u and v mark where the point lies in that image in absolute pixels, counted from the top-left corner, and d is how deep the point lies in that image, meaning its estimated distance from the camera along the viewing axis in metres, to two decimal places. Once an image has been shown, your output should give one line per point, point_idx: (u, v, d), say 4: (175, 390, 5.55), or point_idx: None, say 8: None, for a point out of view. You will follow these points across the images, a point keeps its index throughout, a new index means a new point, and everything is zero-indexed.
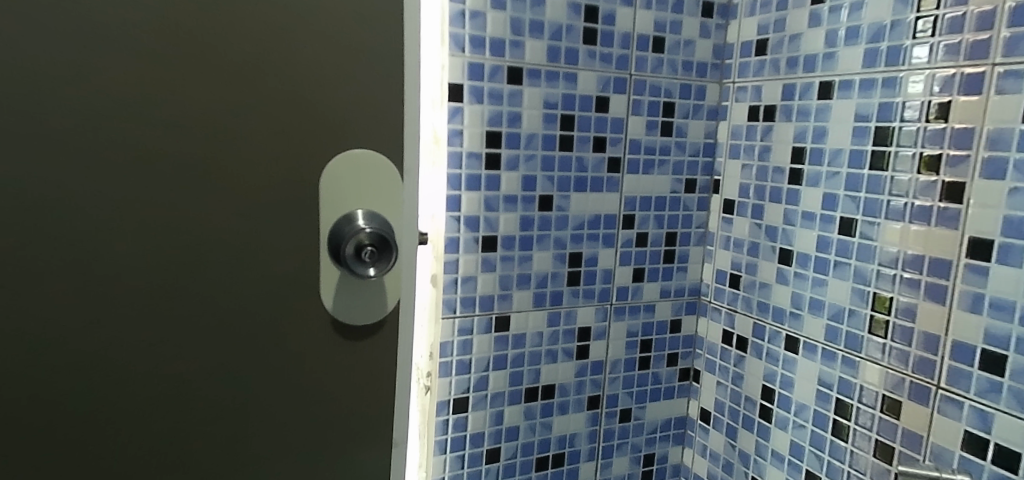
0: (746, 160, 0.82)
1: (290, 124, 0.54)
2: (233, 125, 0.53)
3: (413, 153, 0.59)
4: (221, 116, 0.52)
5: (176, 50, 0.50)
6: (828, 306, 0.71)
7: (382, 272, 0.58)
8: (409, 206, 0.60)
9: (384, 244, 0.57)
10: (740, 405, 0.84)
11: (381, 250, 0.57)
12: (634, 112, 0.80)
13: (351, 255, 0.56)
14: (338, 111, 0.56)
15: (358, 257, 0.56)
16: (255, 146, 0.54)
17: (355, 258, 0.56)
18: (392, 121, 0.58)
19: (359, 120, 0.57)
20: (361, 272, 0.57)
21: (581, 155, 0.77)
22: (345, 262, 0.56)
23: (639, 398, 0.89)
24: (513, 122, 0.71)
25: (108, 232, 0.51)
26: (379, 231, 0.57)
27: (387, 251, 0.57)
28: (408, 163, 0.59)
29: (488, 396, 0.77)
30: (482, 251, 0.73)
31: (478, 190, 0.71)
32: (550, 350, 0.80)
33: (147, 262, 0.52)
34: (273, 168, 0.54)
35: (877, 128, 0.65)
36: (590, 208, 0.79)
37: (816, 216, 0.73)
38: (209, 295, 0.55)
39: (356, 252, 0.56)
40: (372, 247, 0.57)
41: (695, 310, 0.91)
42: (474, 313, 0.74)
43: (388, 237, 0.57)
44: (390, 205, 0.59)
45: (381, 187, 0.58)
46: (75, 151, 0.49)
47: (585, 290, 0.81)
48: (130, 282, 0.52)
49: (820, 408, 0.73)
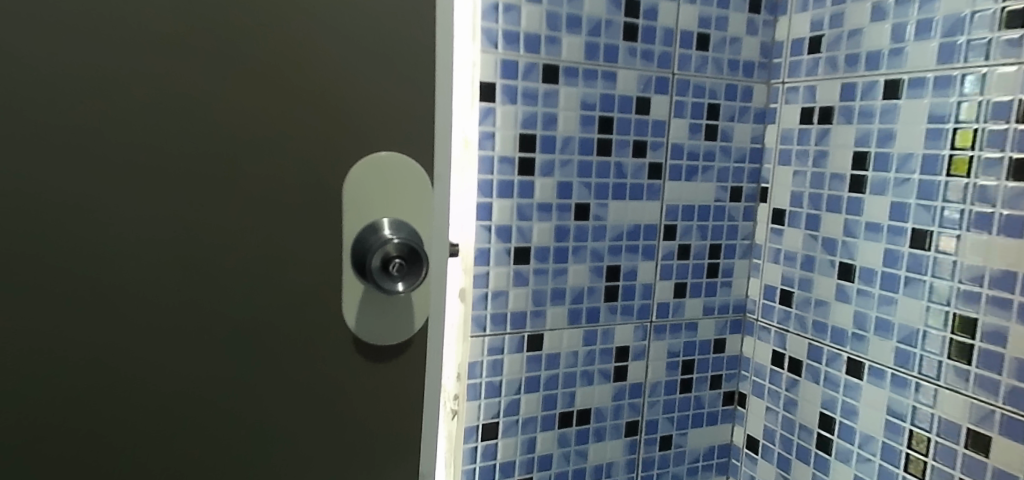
0: (798, 167, 0.76)
1: (312, 125, 0.49)
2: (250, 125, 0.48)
3: (444, 158, 0.54)
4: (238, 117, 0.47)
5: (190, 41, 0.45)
6: (897, 328, 0.65)
7: (410, 288, 0.52)
8: (439, 216, 0.55)
9: (415, 259, 0.51)
10: (793, 434, 0.78)
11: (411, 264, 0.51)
12: (676, 115, 0.74)
13: (379, 269, 0.50)
14: (364, 110, 0.51)
15: (386, 272, 0.50)
16: (275, 149, 0.49)
17: (384, 272, 0.50)
18: (423, 122, 0.53)
19: (387, 120, 0.51)
20: (390, 289, 0.51)
21: (619, 161, 0.71)
22: (372, 277, 0.50)
23: (680, 424, 0.83)
24: (548, 124, 0.66)
25: (118, 245, 0.46)
26: (411, 245, 0.51)
27: (415, 263, 0.51)
28: (439, 168, 0.54)
29: (519, 422, 0.71)
30: (514, 264, 0.67)
31: (510, 198, 0.65)
32: (586, 371, 0.74)
33: (160, 278, 0.47)
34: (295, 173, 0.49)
35: (955, 129, 0.59)
36: (630, 217, 0.73)
37: (883, 228, 0.66)
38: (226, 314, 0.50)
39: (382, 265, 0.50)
40: (404, 263, 0.51)
41: (740, 329, 0.84)
42: (505, 331, 0.68)
43: (420, 251, 0.51)
44: (418, 215, 0.54)
45: (409, 195, 0.53)
46: (83, 156, 0.44)
47: (623, 306, 0.75)
48: (142, 300, 0.47)
49: (890, 440, 0.66)
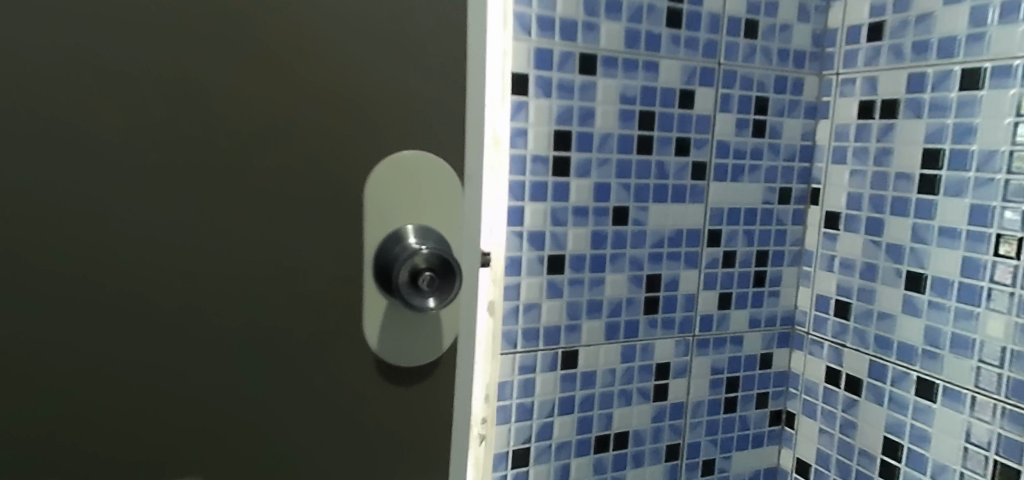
0: (856, 166, 0.69)
1: (313, 102, 0.43)
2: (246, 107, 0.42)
3: (474, 154, 0.48)
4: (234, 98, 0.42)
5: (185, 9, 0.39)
6: (977, 346, 0.60)
7: (444, 304, 0.44)
8: (469, 217, 0.48)
9: (448, 268, 0.44)
10: (851, 460, 0.72)
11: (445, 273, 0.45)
12: (722, 109, 0.67)
13: (409, 284, 0.43)
14: (377, 96, 0.45)
15: (416, 287, 0.43)
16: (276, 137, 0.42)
17: (414, 288, 0.43)
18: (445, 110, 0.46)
19: (404, 108, 0.45)
20: (424, 306, 0.44)
21: (661, 159, 0.65)
22: (401, 295, 0.43)
23: (724, 447, 0.77)
24: (584, 119, 0.60)
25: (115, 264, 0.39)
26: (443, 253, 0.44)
27: (448, 274, 0.44)
28: (468, 165, 0.48)
29: (552, 446, 0.65)
30: (547, 274, 0.61)
31: (544, 201, 0.59)
32: (624, 391, 0.68)
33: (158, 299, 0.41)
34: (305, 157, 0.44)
35: None
36: (672, 222, 0.66)
37: (960, 233, 0.60)
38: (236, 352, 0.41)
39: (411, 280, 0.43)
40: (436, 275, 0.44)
41: (787, 342, 0.78)
42: (537, 348, 0.62)
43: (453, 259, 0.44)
44: (445, 217, 0.47)
45: (433, 194, 0.47)
46: (79, 157, 0.38)
47: (664, 319, 0.68)
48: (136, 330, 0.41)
49: (970, 470, 0.61)
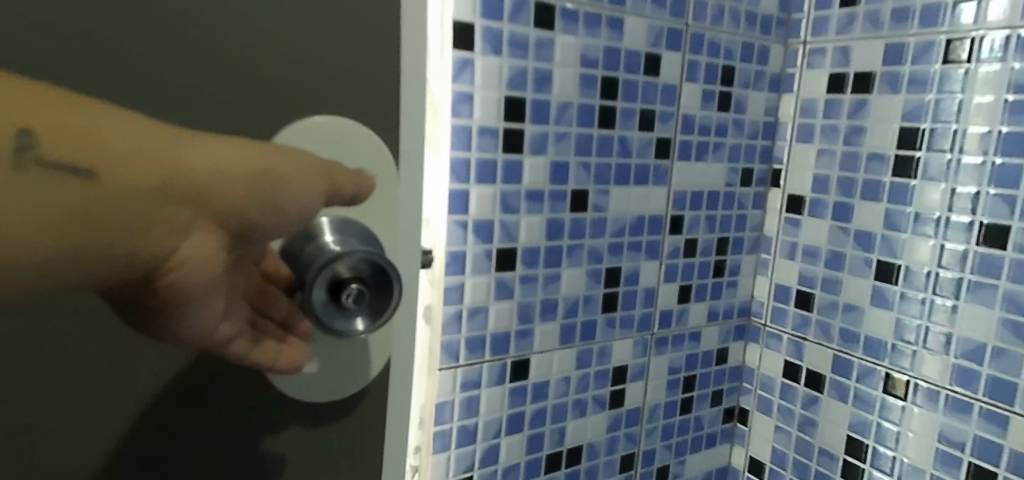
0: (823, 144, 0.64)
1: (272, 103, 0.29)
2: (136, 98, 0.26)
3: (413, 125, 0.32)
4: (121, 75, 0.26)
5: (285, 34, 0.28)
6: (957, 342, 0.55)
7: (374, 326, 0.30)
8: (406, 224, 0.33)
9: (387, 281, 0.30)
10: (812, 460, 0.67)
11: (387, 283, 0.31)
12: (689, 78, 0.59)
13: (323, 302, 0.29)
14: (298, 57, 0.29)
15: (337, 307, 0.29)
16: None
17: (335, 306, 0.29)
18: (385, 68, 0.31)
19: (360, 93, 0.31)
20: (351, 332, 0.30)
21: (624, 134, 0.56)
22: (313, 317, 0.29)
23: (678, 451, 0.70)
24: (540, 84, 0.49)
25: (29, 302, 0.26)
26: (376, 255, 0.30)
27: (381, 286, 0.30)
28: (404, 140, 0.32)
29: (498, 472, 0.56)
30: (495, 271, 0.50)
31: (492, 183, 0.49)
32: (578, 400, 0.59)
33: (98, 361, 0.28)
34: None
35: None
36: (633, 208, 0.58)
37: (939, 220, 0.55)
38: (256, 403, 0.31)
39: (323, 297, 0.29)
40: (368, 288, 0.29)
41: (742, 334, 0.72)
42: (482, 359, 0.52)
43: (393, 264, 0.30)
44: (380, 220, 0.32)
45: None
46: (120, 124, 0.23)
47: (623, 318, 0.61)
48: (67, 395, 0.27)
49: (943, 473, 0.56)
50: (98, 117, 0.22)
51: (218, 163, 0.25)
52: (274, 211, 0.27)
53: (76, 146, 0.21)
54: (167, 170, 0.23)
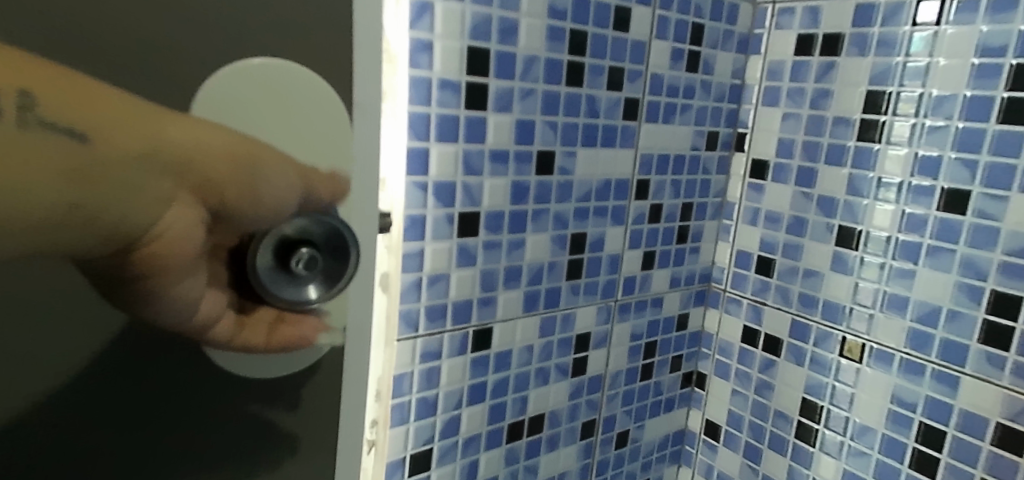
0: (789, 108, 0.63)
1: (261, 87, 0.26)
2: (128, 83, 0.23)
3: (368, 75, 0.29)
4: (117, 61, 0.23)
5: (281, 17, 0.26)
6: (912, 305, 0.54)
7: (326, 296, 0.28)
8: (360, 189, 0.30)
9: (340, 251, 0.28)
10: (767, 422, 0.67)
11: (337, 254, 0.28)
12: (658, 35, 0.57)
13: (270, 267, 0.27)
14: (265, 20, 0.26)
15: (286, 274, 0.27)
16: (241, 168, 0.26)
17: (283, 274, 0.27)
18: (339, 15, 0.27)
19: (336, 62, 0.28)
20: (303, 302, 0.28)
21: (592, 92, 0.53)
22: (258, 285, 0.27)
23: (638, 416, 0.70)
24: (505, 35, 0.46)
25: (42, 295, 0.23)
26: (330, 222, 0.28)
27: (334, 253, 0.28)
28: (358, 91, 0.29)
29: (459, 443, 0.54)
30: (457, 236, 0.48)
31: (454, 142, 0.45)
32: (541, 369, 0.58)
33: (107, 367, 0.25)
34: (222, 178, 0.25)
35: (1016, 66, 0.48)
36: (600, 171, 0.56)
37: (901, 186, 0.55)
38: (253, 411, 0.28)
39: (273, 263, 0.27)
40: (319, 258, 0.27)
41: (703, 300, 0.72)
42: (443, 329, 0.49)
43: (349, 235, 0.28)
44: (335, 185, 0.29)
45: (315, 147, 0.28)
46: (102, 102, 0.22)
47: (587, 284, 0.59)
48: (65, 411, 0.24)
49: (894, 433, 0.56)
50: (96, 95, 0.22)
51: (204, 143, 0.25)
52: (259, 206, 0.26)
53: (71, 108, 0.20)
54: (157, 144, 0.23)
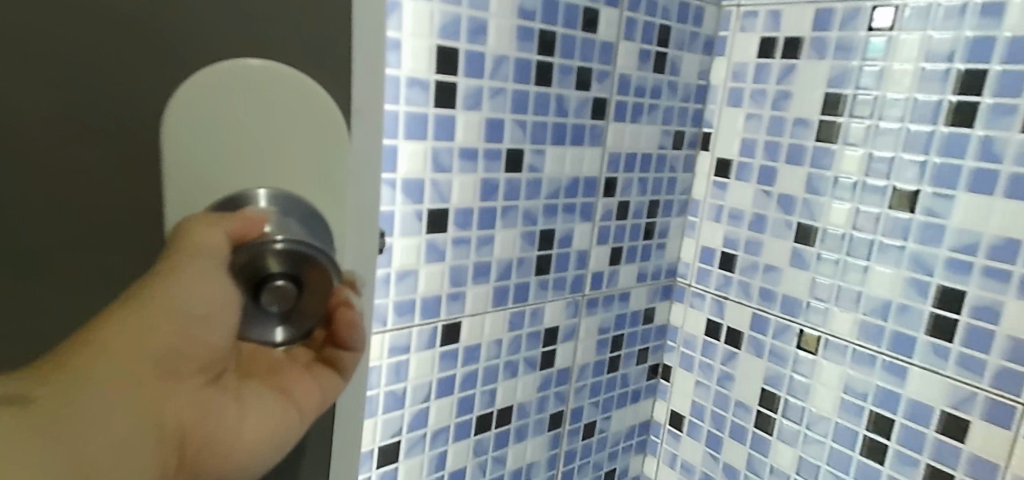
0: (752, 109, 0.65)
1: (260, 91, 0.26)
2: (147, 111, 0.25)
3: (365, 82, 0.28)
4: (125, 88, 0.24)
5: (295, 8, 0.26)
6: (864, 299, 0.57)
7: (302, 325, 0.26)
8: (355, 194, 0.29)
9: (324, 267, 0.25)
10: (728, 411, 0.69)
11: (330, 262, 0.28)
12: (625, 37, 0.58)
13: (244, 304, 0.26)
14: (269, 22, 0.26)
15: (262, 310, 0.25)
16: (236, 183, 0.26)
17: (256, 308, 0.25)
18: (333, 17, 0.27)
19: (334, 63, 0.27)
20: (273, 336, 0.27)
21: (561, 92, 0.54)
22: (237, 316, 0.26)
23: (605, 407, 0.71)
24: (475, 34, 0.47)
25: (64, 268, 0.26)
26: (307, 250, 0.25)
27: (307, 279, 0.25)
28: (356, 98, 0.28)
29: (427, 435, 0.55)
30: (426, 232, 0.48)
31: (424, 139, 0.46)
32: (510, 362, 0.59)
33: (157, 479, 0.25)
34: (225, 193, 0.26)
35: (962, 72, 0.50)
36: (568, 169, 0.57)
37: (855, 185, 0.57)
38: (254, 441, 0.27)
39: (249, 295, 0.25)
40: (299, 290, 0.25)
41: (669, 295, 0.73)
42: (412, 323, 0.50)
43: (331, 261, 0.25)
44: (329, 189, 0.28)
45: (308, 152, 0.27)
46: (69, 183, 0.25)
47: (555, 280, 0.60)
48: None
49: (846, 422, 0.59)
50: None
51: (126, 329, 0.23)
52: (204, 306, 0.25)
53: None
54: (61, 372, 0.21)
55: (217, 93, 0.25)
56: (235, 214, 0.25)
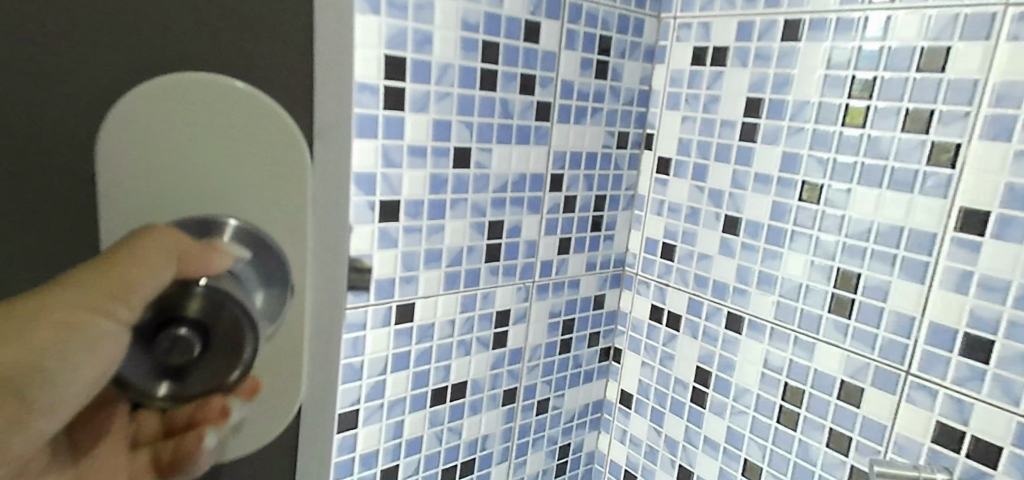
0: (687, 112, 0.71)
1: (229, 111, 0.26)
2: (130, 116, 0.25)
3: (333, 104, 0.28)
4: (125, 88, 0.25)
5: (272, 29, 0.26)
6: (780, 283, 0.64)
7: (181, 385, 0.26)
8: (316, 230, 0.29)
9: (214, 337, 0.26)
10: (669, 388, 0.76)
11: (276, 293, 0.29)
12: (567, 46, 0.64)
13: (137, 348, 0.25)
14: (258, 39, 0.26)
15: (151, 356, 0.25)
16: (204, 206, 0.27)
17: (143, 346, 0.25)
18: (296, 52, 0.27)
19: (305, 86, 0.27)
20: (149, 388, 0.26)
21: (505, 97, 0.60)
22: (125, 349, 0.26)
23: (558, 386, 0.78)
24: (420, 45, 0.53)
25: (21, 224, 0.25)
26: (230, 303, 0.26)
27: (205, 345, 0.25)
28: (319, 120, 0.28)
29: (384, 405, 0.61)
30: (379, 221, 0.55)
31: (374, 138, 0.52)
32: (463, 341, 0.65)
33: None
34: (204, 209, 0.27)
35: (854, 78, 0.56)
36: (515, 166, 0.64)
37: (772, 180, 0.63)
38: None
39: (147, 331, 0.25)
40: (196, 344, 0.25)
41: (618, 283, 0.80)
42: (367, 303, 0.56)
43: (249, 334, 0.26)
44: (285, 220, 0.28)
45: (262, 182, 0.28)
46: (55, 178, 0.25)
47: (506, 267, 0.67)
48: None
49: (765, 393, 0.66)
50: None
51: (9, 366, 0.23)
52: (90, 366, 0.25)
53: None
54: None
55: (189, 118, 0.26)
56: (206, 250, 0.26)
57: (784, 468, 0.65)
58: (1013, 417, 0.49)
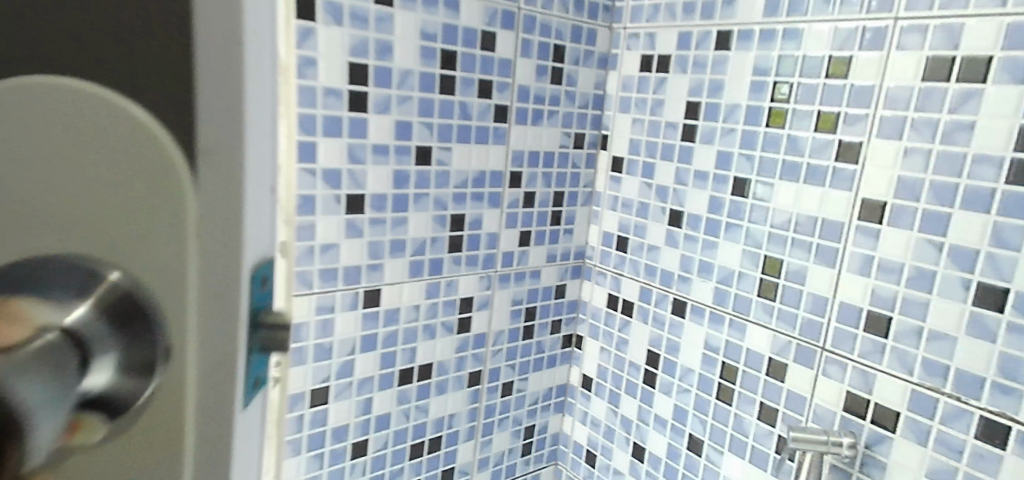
0: (637, 114, 0.77)
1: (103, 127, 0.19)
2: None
3: (230, 120, 0.19)
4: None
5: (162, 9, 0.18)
6: (716, 270, 0.70)
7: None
8: (201, 280, 0.19)
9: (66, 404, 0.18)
10: (623, 371, 0.82)
11: (140, 331, 0.19)
12: (522, 54, 0.70)
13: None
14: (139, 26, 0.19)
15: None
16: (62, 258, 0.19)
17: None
18: (179, 26, 0.18)
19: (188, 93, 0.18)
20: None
21: (464, 101, 0.66)
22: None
23: (521, 370, 0.83)
24: (382, 54, 0.59)
25: None
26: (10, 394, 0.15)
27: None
28: (204, 145, 0.19)
29: (354, 383, 0.67)
30: (346, 213, 0.61)
31: (340, 138, 0.58)
32: (428, 325, 0.71)
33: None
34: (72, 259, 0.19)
35: (776, 83, 0.63)
36: (475, 164, 0.70)
37: (709, 176, 0.69)
38: None
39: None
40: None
41: (579, 274, 0.86)
42: (336, 288, 0.62)
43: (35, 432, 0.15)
44: (161, 269, 0.19)
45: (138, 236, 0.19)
46: None
47: (468, 257, 0.72)
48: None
49: (706, 372, 0.72)
50: None
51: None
52: None
53: None
54: None
55: (65, 123, 0.19)
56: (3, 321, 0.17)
57: (723, 441, 0.71)
58: (908, 385, 0.57)
